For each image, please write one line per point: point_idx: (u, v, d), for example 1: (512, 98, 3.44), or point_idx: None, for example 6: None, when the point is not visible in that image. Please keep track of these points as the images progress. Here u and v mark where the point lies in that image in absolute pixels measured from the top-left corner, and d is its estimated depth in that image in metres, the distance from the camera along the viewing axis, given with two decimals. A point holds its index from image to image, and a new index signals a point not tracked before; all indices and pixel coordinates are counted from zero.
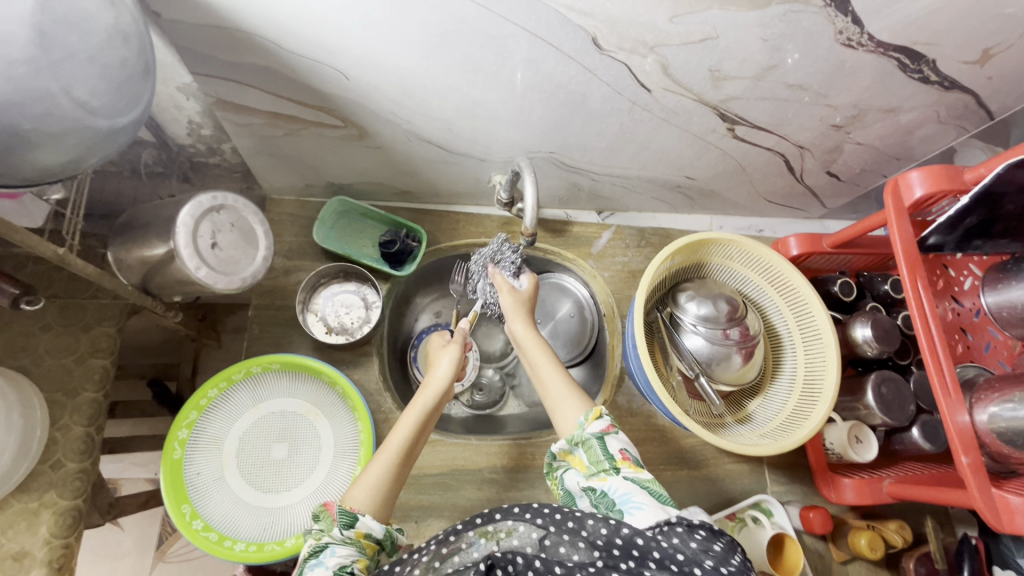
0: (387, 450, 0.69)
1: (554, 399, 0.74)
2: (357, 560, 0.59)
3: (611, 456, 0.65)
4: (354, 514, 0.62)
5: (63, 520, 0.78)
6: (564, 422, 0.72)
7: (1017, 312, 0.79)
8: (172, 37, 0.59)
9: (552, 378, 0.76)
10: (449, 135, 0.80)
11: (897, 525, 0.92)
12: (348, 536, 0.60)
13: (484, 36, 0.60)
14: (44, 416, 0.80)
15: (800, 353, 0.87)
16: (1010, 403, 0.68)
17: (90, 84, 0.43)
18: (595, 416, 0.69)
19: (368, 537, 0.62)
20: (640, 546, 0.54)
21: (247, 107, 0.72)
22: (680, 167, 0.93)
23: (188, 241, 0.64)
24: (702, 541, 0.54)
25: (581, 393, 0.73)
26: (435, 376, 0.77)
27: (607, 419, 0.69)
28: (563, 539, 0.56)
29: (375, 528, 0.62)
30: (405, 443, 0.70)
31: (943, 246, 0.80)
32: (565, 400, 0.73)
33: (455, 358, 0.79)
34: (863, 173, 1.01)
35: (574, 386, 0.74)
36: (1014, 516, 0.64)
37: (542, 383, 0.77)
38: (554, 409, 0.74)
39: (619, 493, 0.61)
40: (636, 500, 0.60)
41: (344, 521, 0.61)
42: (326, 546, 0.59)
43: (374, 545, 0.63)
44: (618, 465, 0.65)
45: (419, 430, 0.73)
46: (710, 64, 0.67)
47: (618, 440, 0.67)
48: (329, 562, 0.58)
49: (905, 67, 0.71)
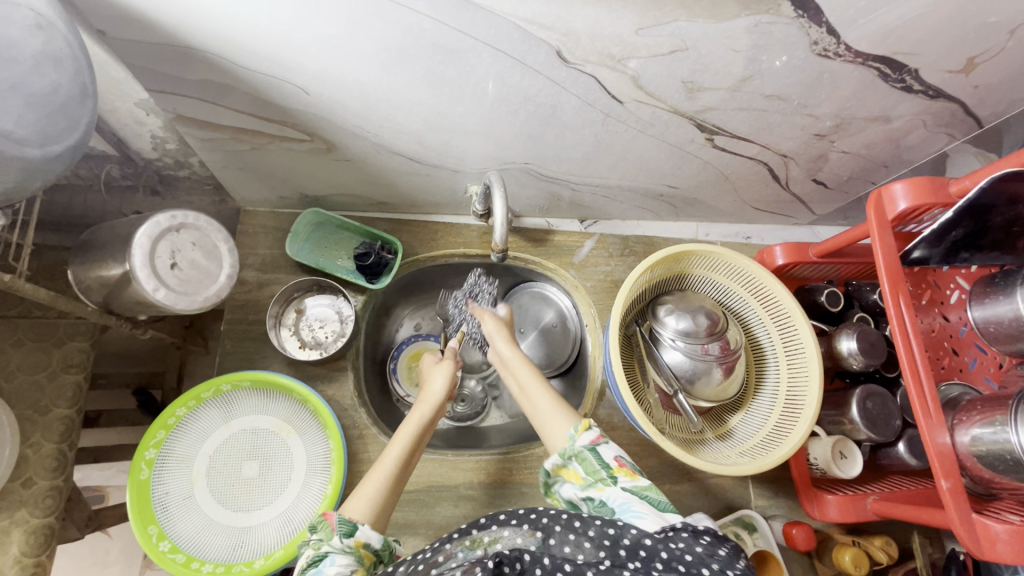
0: (386, 461, 0.68)
1: (542, 417, 0.75)
2: (357, 570, 0.58)
3: (608, 465, 0.67)
4: (354, 523, 0.60)
5: (35, 538, 0.77)
6: (552, 436, 0.73)
7: (1004, 328, 0.76)
8: (122, 55, 0.58)
9: (538, 394, 0.76)
10: (420, 148, 0.78)
11: (882, 541, 0.90)
12: (348, 545, 0.59)
13: (443, 50, 0.58)
14: (14, 434, 0.78)
15: (782, 368, 0.85)
16: (992, 426, 0.65)
17: (16, 114, 0.42)
18: (584, 427, 0.70)
19: (367, 547, 0.60)
20: (647, 548, 0.54)
21: (209, 122, 0.70)
22: (660, 176, 0.91)
23: (144, 262, 0.63)
24: (708, 545, 0.54)
25: (568, 408, 0.74)
26: (432, 388, 0.77)
27: (596, 430, 0.70)
28: (569, 539, 0.56)
29: (374, 538, 0.61)
30: (404, 453, 0.70)
31: (929, 260, 0.77)
32: (553, 416, 0.74)
33: (450, 372, 0.80)
34: (851, 180, 0.98)
35: (562, 401, 0.75)
36: (994, 542, 0.62)
37: (531, 401, 0.77)
38: (543, 427, 0.74)
39: (618, 501, 0.63)
40: (636, 508, 0.61)
41: (343, 530, 0.59)
42: (327, 555, 0.58)
43: (373, 556, 0.61)
44: (615, 473, 0.66)
45: (416, 442, 0.72)
46: (682, 76, 0.65)
47: (610, 449, 0.68)
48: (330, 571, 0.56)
49: (886, 77, 0.68)
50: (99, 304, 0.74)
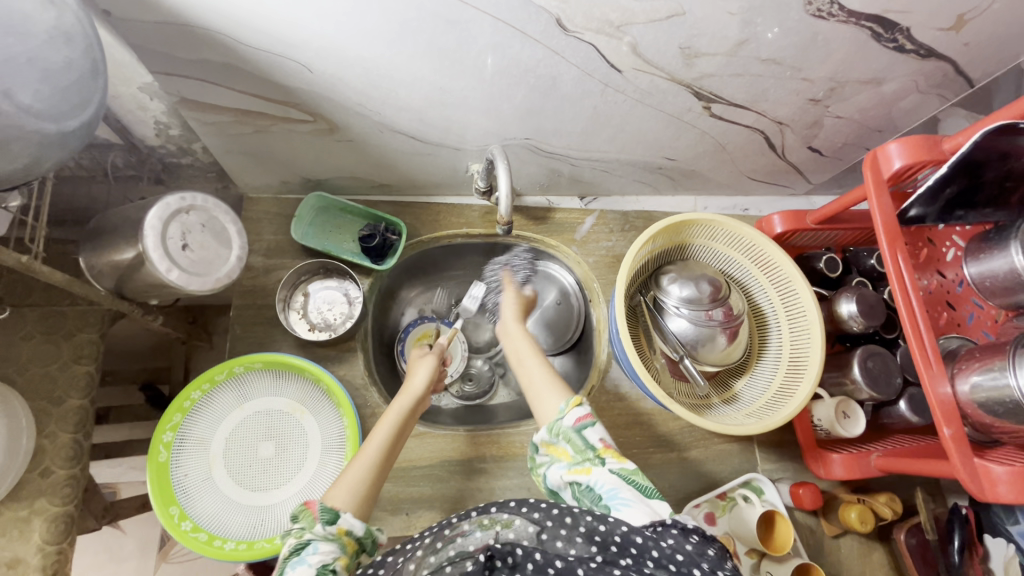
0: (365, 457, 0.68)
1: (536, 389, 0.75)
2: (339, 558, 0.57)
3: (593, 446, 0.65)
4: (336, 512, 0.60)
5: (56, 526, 0.76)
6: (543, 409, 0.72)
7: (999, 281, 0.78)
8: (125, 36, 0.58)
9: (534, 365, 0.78)
10: (421, 126, 0.79)
11: (886, 497, 0.92)
12: (329, 532, 0.58)
13: (444, 21, 0.59)
14: (30, 424, 0.77)
15: (785, 331, 0.87)
16: (991, 372, 0.67)
17: (32, 87, 0.43)
18: (575, 404, 0.69)
19: (349, 534, 0.60)
20: (638, 545, 0.51)
21: (213, 105, 0.71)
22: (659, 148, 0.92)
23: (157, 243, 0.64)
24: (697, 544, 0.52)
25: (563, 383, 0.74)
26: (411, 386, 0.77)
27: (586, 408, 0.69)
28: (562, 534, 0.53)
29: (357, 525, 0.61)
30: (385, 445, 0.70)
31: (925, 218, 0.78)
32: (546, 389, 0.74)
33: (430, 371, 0.80)
34: (845, 147, 0.99)
35: (556, 377, 0.75)
36: (996, 485, 0.64)
37: (527, 374, 0.77)
38: (535, 398, 0.74)
39: (605, 487, 0.61)
40: (623, 495, 0.59)
41: (325, 518, 0.59)
42: (309, 542, 0.57)
43: (356, 543, 0.60)
44: (602, 455, 0.64)
45: (397, 436, 0.72)
46: (679, 42, 0.66)
47: (596, 430, 0.67)
48: (312, 559, 0.55)
49: (879, 37, 0.70)
50: (110, 289, 0.75)
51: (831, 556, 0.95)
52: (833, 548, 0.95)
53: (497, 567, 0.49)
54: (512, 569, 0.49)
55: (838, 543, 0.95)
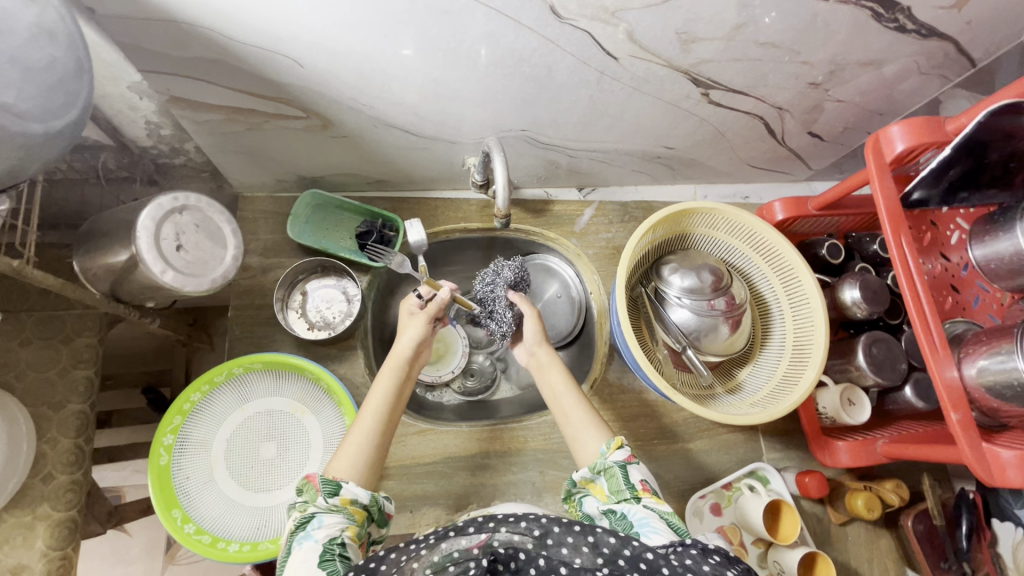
0: (362, 426, 0.67)
1: (574, 430, 0.72)
2: (346, 529, 0.57)
3: (633, 486, 0.62)
4: (338, 483, 0.60)
5: (60, 531, 0.76)
6: (583, 451, 0.70)
7: (1005, 263, 0.77)
8: (112, 34, 0.57)
9: (570, 403, 0.74)
10: (416, 119, 0.78)
11: (894, 484, 0.90)
12: (333, 504, 0.58)
13: (436, 11, 0.58)
14: (30, 430, 0.77)
15: (788, 319, 0.86)
16: (999, 355, 0.66)
17: (16, 88, 0.42)
18: (617, 445, 0.67)
19: (354, 503, 0.60)
20: (649, 561, 0.49)
21: (203, 103, 0.70)
22: (657, 137, 0.91)
23: (150, 245, 0.63)
24: (717, 565, 0.48)
25: (603, 424, 0.71)
26: (398, 350, 0.75)
27: (628, 449, 0.66)
28: (568, 541, 0.51)
29: (361, 494, 0.60)
30: (383, 410, 0.69)
31: (928, 202, 0.77)
32: (585, 429, 0.71)
33: (418, 332, 0.76)
34: (846, 131, 0.98)
35: (595, 416, 0.73)
36: (1005, 469, 0.63)
37: (563, 412, 0.74)
38: (573, 439, 0.71)
39: (637, 516, 0.59)
40: (654, 525, 0.57)
41: (329, 490, 0.59)
42: (314, 516, 0.56)
43: (363, 512, 0.60)
44: (640, 494, 0.61)
45: (395, 400, 0.71)
46: (676, 27, 0.64)
47: (638, 470, 0.64)
48: (318, 535, 0.54)
49: (879, 17, 0.68)
50: (106, 292, 0.74)
51: (839, 544, 0.94)
52: (840, 535, 0.95)
53: (500, 570, 0.48)
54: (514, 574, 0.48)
55: (845, 530, 0.95)
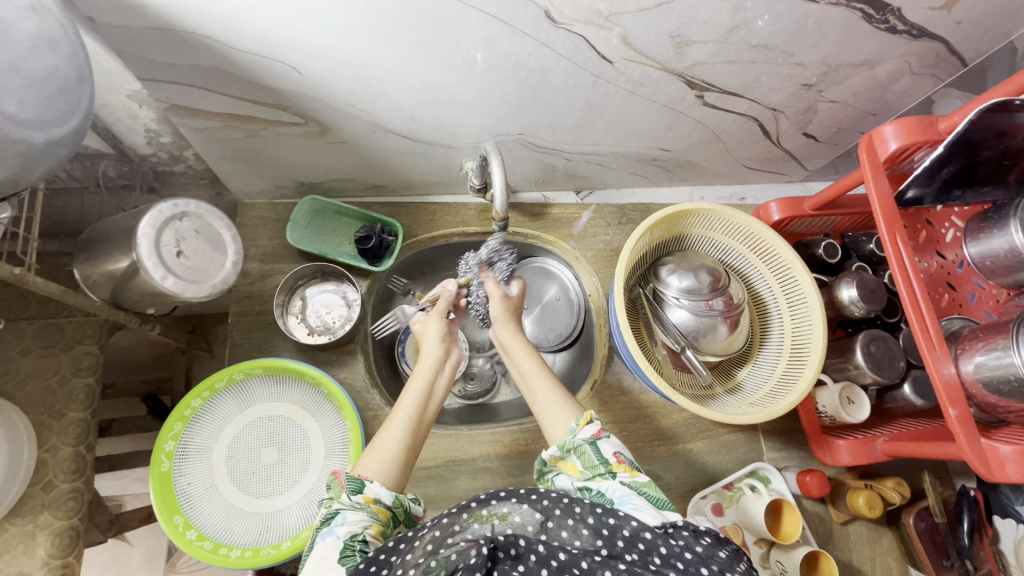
0: (393, 426, 0.66)
1: (542, 407, 0.71)
2: (369, 526, 0.57)
3: (606, 460, 0.62)
4: (362, 481, 0.60)
5: (61, 540, 0.76)
6: (554, 427, 0.69)
7: (1000, 260, 0.78)
8: (112, 43, 0.58)
9: (539, 381, 0.73)
10: (414, 125, 0.79)
11: (894, 482, 0.91)
12: (357, 502, 0.58)
13: (432, 17, 0.59)
14: (31, 439, 0.76)
15: (786, 318, 0.87)
16: (995, 351, 0.67)
17: (17, 96, 0.43)
18: (586, 420, 0.66)
19: (378, 502, 0.59)
20: (646, 541, 0.51)
21: (202, 110, 0.70)
22: (653, 140, 0.92)
23: (151, 251, 0.63)
24: (708, 546, 0.50)
25: (571, 398, 0.70)
26: (428, 349, 0.74)
27: (598, 424, 0.66)
28: (568, 524, 0.54)
29: (385, 494, 0.60)
30: (415, 411, 0.68)
31: (923, 200, 0.78)
32: (555, 405, 0.70)
33: (441, 329, 0.76)
34: (840, 131, 0.99)
35: (565, 392, 0.71)
36: (1004, 465, 0.63)
37: (531, 390, 0.73)
38: (542, 415, 0.70)
39: (616, 494, 0.59)
40: (635, 501, 0.56)
41: (353, 487, 0.59)
42: (338, 513, 0.57)
43: (387, 511, 0.60)
44: (614, 469, 0.61)
45: (427, 400, 0.70)
46: (669, 30, 0.65)
47: (610, 444, 0.64)
48: (341, 531, 0.55)
49: (870, 18, 0.69)
50: (107, 299, 0.75)
51: (841, 544, 0.94)
52: (842, 534, 0.95)
53: (500, 558, 0.50)
54: (515, 560, 0.49)
55: (847, 529, 0.95)
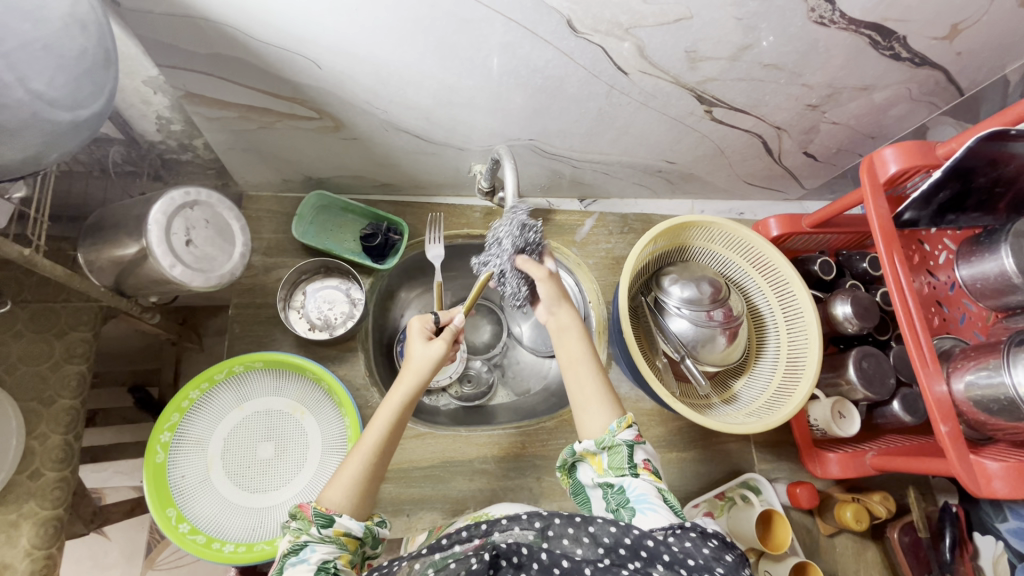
0: (360, 453, 0.66)
1: (583, 400, 0.71)
2: (340, 557, 0.58)
3: (634, 464, 0.63)
4: (331, 515, 0.60)
5: (45, 530, 0.73)
6: (589, 424, 0.69)
7: (990, 283, 0.80)
8: (134, 29, 0.58)
9: (586, 373, 0.72)
10: (427, 124, 0.79)
11: (881, 495, 0.93)
12: (327, 535, 0.58)
13: (457, 20, 0.60)
14: (20, 425, 0.74)
15: (783, 332, 0.88)
16: (986, 370, 0.69)
17: (47, 75, 0.43)
18: (626, 424, 0.65)
19: (348, 535, 0.60)
20: (649, 548, 0.51)
21: (218, 100, 0.70)
22: (659, 151, 0.94)
23: (161, 239, 0.63)
24: (715, 548, 0.51)
25: (614, 399, 0.70)
26: (412, 369, 0.70)
27: (636, 428, 0.66)
28: (569, 533, 0.53)
29: (355, 526, 0.60)
30: (381, 439, 0.67)
31: (918, 222, 0.81)
32: (595, 403, 0.70)
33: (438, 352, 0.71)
34: (839, 152, 1.02)
35: (608, 391, 0.71)
36: (991, 481, 0.65)
37: (576, 380, 0.72)
38: (580, 409, 0.71)
39: (635, 492, 0.60)
40: (652, 501, 0.59)
41: (320, 522, 0.58)
42: (307, 546, 0.57)
43: (356, 541, 0.61)
44: (639, 472, 0.63)
45: (395, 427, 0.68)
46: (686, 46, 0.67)
47: (642, 450, 0.65)
48: (312, 558, 0.56)
49: (876, 45, 0.72)
50: (108, 286, 0.74)
51: (828, 555, 0.96)
52: (829, 547, 0.96)
53: (503, 565, 0.52)
54: (517, 568, 0.52)
55: (834, 542, 0.97)
